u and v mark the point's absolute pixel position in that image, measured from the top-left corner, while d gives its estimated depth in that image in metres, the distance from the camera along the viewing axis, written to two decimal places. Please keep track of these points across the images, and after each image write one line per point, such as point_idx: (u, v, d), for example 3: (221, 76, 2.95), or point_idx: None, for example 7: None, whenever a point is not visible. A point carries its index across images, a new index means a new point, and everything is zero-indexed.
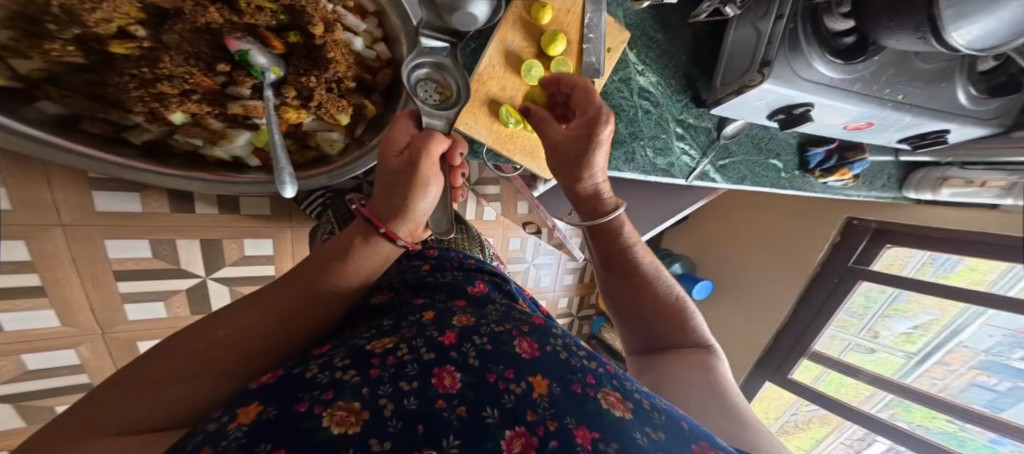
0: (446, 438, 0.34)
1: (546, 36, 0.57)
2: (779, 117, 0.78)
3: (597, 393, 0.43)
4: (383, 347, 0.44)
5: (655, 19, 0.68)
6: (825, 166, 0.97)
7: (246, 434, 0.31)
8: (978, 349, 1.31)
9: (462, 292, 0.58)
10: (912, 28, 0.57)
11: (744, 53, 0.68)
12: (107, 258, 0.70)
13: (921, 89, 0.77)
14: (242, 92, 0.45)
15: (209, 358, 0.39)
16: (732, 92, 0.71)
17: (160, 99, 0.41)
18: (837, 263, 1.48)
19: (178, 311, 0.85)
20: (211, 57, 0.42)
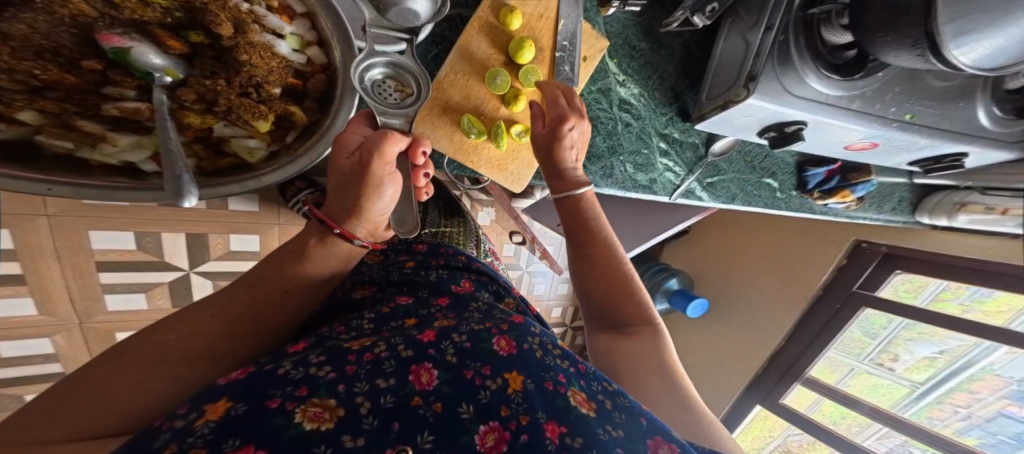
0: (420, 434, 0.36)
1: (513, 43, 0.56)
2: (771, 135, 0.75)
3: (568, 389, 0.45)
4: (361, 344, 0.43)
5: (640, 27, 0.67)
6: (825, 187, 0.93)
7: (214, 431, 0.30)
8: (1011, 379, 1.20)
9: (445, 290, 0.57)
10: (910, 44, 0.52)
11: (732, 65, 0.66)
12: (89, 249, 0.73)
13: (932, 108, 0.73)
14: (125, 94, 0.42)
15: (160, 361, 0.37)
16: (717, 107, 0.68)
17: (3, 96, 0.37)
18: (844, 286, 1.41)
19: (159, 303, 0.86)
20: (78, 53, 0.38)
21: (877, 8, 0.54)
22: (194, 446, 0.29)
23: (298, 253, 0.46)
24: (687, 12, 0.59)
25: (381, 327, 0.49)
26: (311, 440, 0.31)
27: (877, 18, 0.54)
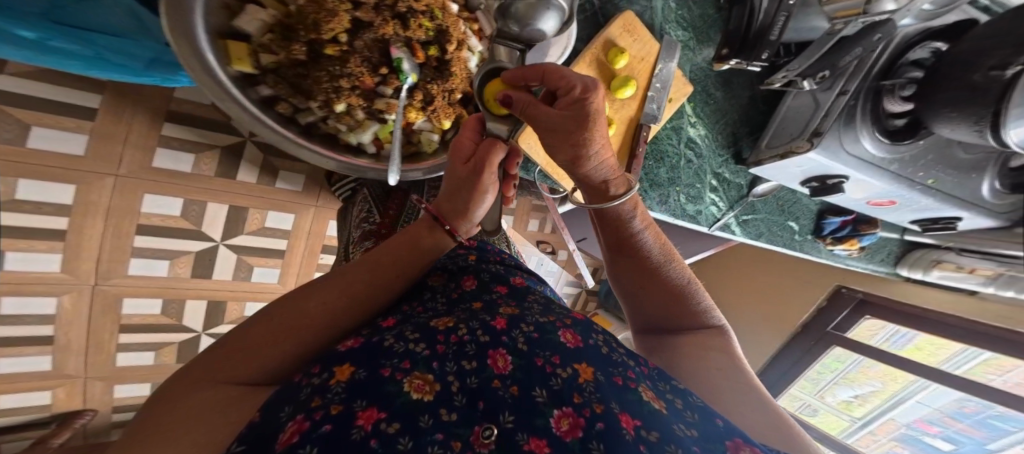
0: (503, 414, 0.39)
1: (619, 79, 0.59)
2: (812, 185, 0.85)
3: (638, 385, 0.47)
4: (447, 325, 0.48)
5: (719, 77, 0.71)
6: (838, 234, 1.01)
7: (346, 390, 0.38)
8: (902, 423, 1.48)
9: (505, 279, 0.58)
10: (973, 119, 0.62)
11: (799, 119, 0.70)
12: (139, 211, 0.71)
13: (952, 176, 0.81)
14: (386, 91, 0.49)
15: (299, 327, 0.45)
16: (775, 156, 0.74)
17: (336, 91, 0.46)
18: (819, 326, 1.53)
19: (179, 272, 0.84)
20: (378, 62, 0.48)
21: (947, 88, 0.64)
22: (334, 402, 0.36)
23: (413, 243, 0.56)
24: (795, 75, 0.64)
25: (455, 307, 0.52)
26: (417, 408, 0.37)
27: (948, 95, 0.64)
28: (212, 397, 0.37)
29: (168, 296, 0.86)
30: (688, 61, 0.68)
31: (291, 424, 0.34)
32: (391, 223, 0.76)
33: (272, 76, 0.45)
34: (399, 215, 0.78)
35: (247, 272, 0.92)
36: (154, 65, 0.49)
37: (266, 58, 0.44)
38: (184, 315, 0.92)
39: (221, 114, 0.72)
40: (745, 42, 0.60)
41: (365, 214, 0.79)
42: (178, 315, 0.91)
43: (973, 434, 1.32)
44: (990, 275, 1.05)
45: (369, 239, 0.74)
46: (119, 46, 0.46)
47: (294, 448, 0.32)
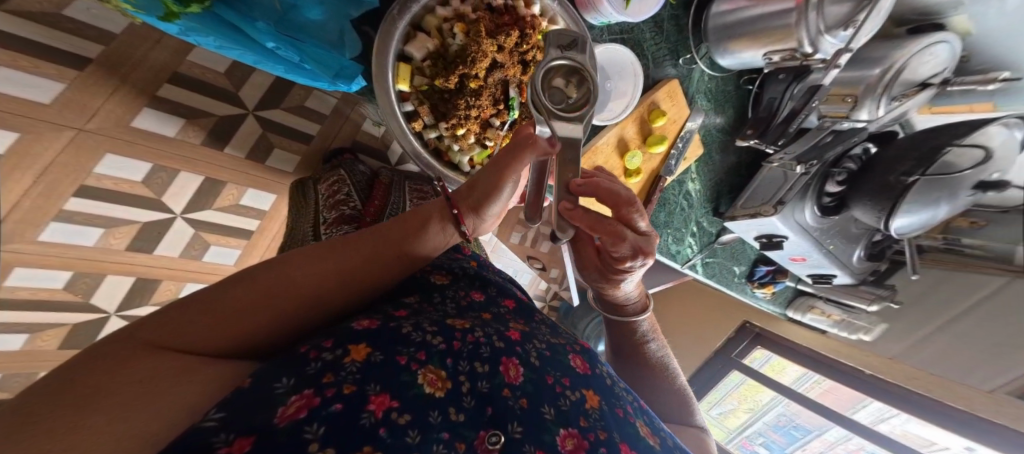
0: (510, 423, 0.35)
1: (654, 136, 0.68)
2: (761, 240, 1.03)
3: (636, 420, 0.44)
4: (463, 325, 0.41)
5: (720, 142, 0.80)
6: (762, 279, 1.21)
7: (361, 371, 0.32)
8: (738, 432, 1.84)
9: (511, 293, 0.53)
10: (879, 209, 0.85)
11: (772, 186, 0.85)
12: (92, 171, 0.63)
13: (843, 245, 1.04)
14: (496, 123, 0.57)
15: (279, 295, 0.33)
16: (748, 214, 0.88)
17: (466, 116, 0.54)
18: (725, 353, 1.74)
19: (110, 243, 0.71)
20: (498, 98, 0.56)
21: (876, 181, 0.85)
22: (347, 381, 0.31)
23: (423, 225, 0.40)
24: (790, 158, 0.77)
25: (466, 311, 0.45)
26: (427, 402, 0.33)
27: (871, 188, 0.86)
28: (161, 373, 0.26)
29: (81, 269, 0.71)
30: (704, 126, 0.76)
31: (296, 396, 0.28)
32: (377, 212, 0.61)
33: (418, 96, 0.55)
34: (386, 205, 0.64)
35: (201, 250, 0.83)
36: (338, 77, 0.54)
37: (418, 80, 0.54)
38: (93, 292, 0.75)
39: (232, 86, 0.75)
40: (768, 128, 0.67)
41: (341, 197, 0.62)
42: (85, 292, 0.74)
43: (780, 441, 1.70)
44: (836, 319, 1.29)
45: (347, 225, 0.56)
46: (320, 58, 0.52)
47: (299, 427, 0.27)
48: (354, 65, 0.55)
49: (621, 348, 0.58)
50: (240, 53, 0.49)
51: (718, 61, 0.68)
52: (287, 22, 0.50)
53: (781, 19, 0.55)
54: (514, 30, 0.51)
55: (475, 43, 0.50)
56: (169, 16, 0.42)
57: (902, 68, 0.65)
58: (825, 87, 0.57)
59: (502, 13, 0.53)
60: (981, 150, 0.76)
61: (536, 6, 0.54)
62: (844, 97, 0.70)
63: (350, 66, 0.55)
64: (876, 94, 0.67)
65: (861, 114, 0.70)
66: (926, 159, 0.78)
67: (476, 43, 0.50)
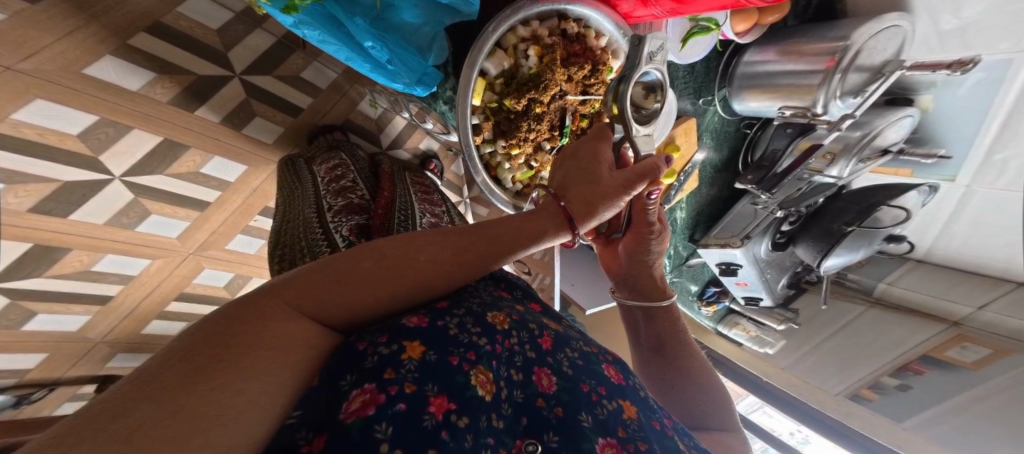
0: (546, 432, 0.33)
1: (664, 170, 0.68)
2: (721, 267, 1.10)
3: (674, 434, 0.39)
4: (503, 324, 0.39)
5: (709, 178, 0.86)
6: (709, 297, 1.26)
7: (419, 370, 0.30)
8: None
9: (536, 296, 0.51)
10: (817, 250, 0.96)
11: (741, 221, 0.92)
12: (13, 116, 0.56)
13: (782, 278, 1.11)
14: (546, 146, 0.59)
15: (392, 278, 0.35)
16: (717, 243, 0.93)
17: (525, 138, 0.55)
18: None
19: (8, 202, 0.58)
20: (554, 123, 0.58)
21: (818, 228, 0.96)
22: (408, 379, 0.30)
23: (540, 235, 0.41)
24: (774, 204, 0.80)
25: (499, 301, 0.43)
26: (481, 406, 0.31)
27: (816, 232, 0.96)
28: (285, 333, 0.29)
29: None
30: (705, 162, 0.82)
31: (359, 392, 0.28)
32: (387, 205, 0.57)
33: (486, 110, 0.55)
34: (395, 198, 0.60)
35: (137, 219, 0.72)
36: (419, 82, 0.53)
37: (489, 97, 0.54)
38: None
39: (221, 45, 0.75)
40: (766, 179, 0.76)
41: (347, 183, 0.59)
42: None
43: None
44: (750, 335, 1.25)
45: (356, 215, 0.53)
46: (408, 62, 0.50)
47: (370, 424, 0.26)
48: (435, 73, 0.54)
49: (655, 340, 0.57)
50: (335, 46, 0.50)
51: (736, 105, 0.74)
52: (381, 21, 0.49)
53: (803, 79, 0.60)
54: (587, 63, 0.54)
55: (549, 71, 0.52)
56: (288, 9, 0.44)
57: (878, 133, 0.66)
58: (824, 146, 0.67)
59: (574, 41, 0.54)
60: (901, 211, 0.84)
61: (603, 39, 0.56)
62: (824, 154, 0.69)
63: (432, 73, 0.54)
64: (852, 153, 0.67)
65: (833, 170, 0.70)
66: (864, 213, 0.88)
67: (550, 72, 0.52)
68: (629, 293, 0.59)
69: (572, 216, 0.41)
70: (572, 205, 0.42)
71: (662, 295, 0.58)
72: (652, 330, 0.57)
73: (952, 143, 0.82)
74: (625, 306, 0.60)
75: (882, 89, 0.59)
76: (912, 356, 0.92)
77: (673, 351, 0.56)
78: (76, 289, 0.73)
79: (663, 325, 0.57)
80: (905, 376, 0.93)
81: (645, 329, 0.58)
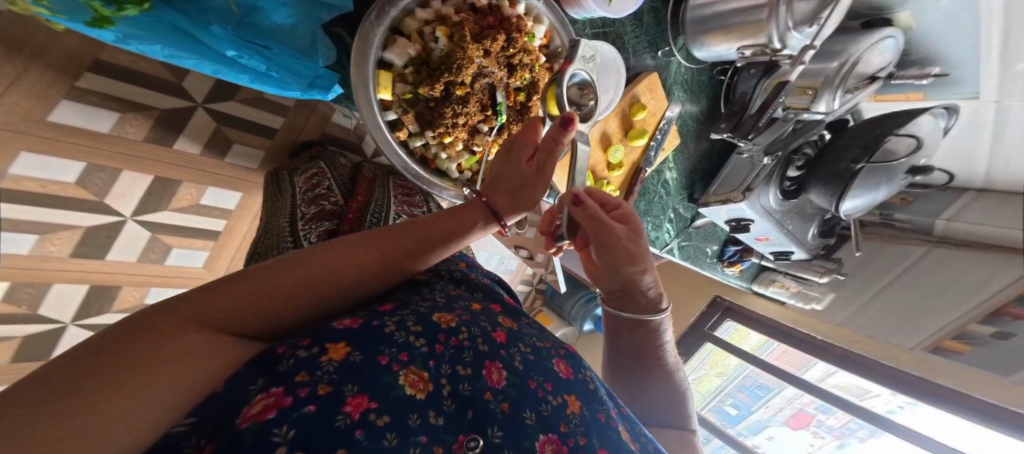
0: (490, 427, 0.34)
1: (636, 130, 0.70)
2: (732, 224, 1.04)
3: (618, 424, 0.43)
4: (449, 323, 0.41)
5: (694, 133, 0.84)
6: (730, 257, 1.23)
7: (337, 372, 0.31)
8: (749, 422, 1.57)
9: (498, 297, 0.52)
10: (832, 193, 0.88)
11: (739, 175, 0.89)
12: (6, 171, 0.59)
13: (800, 224, 1.07)
14: (484, 128, 0.59)
15: (315, 285, 0.36)
16: (720, 200, 0.91)
17: (454, 124, 0.55)
18: (698, 327, 1.63)
19: (49, 250, 0.69)
20: (485, 103, 0.57)
21: (827, 166, 0.89)
22: (323, 382, 0.30)
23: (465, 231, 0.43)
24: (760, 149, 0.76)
25: (454, 302, 0.45)
26: (408, 406, 0.32)
27: (824, 174, 0.90)
28: (193, 350, 0.28)
29: (20, 279, 0.69)
30: (681, 116, 0.79)
31: (263, 396, 0.28)
32: (360, 209, 0.62)
33: (402, 104, 0.55)
34: (370, 201, 0.65)
35: (162, 254, 0.81)
36: (311, 87, 0.54)
37: (401, 88, 0.54)
38: (37, 303, 0.74)
39: (171, 76, 0.68)
40: (740, 125, 0.71)
41: (322, 191, 0.64)
42: (27, 303, 0.73)
43: (745, 400, 1.57)
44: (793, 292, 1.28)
45: (327, 220, 0.58)
46: (293, 67, 0.51)
47: (267, 426, 0.26)
48: (329, 74, 0.56)
49: (635, 349, 0.55)
50: (196, 62, 0.45)
51: (695, 53, 0.72)
52: (249, 26, 0.47)
53: (750, 16, 0.60)
54: (500, 33, 0.53)
55: (461, 49, 0.51)
56: (101, 23, 0.38)
57: (857, 60, 0.66)
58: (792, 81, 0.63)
59: (487, 14, 0.55)
60: (915, 138, 0.80)
61: (520, 6, 0.56)
62: (805, 89, 0.69)
63: (324, 75, 0.55)
64: (835, 85, 0.66)
65: (820, 106, 0.69)
66: (871, 146, 0.82)
67: (461, 49, 0.51)
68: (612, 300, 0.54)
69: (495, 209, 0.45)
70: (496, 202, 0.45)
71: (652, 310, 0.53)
72: (635, 347, 0.55)
73: (958, 64, 0.79)
74: (613, 317, 0.55)
75: (835, 15, 0.57)
76: (1004, 300, 0.89)
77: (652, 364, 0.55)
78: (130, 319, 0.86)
79: (650, 343, 0.54)
80: (1002, 322, 0.90)
81: (624, 344, 0.56)
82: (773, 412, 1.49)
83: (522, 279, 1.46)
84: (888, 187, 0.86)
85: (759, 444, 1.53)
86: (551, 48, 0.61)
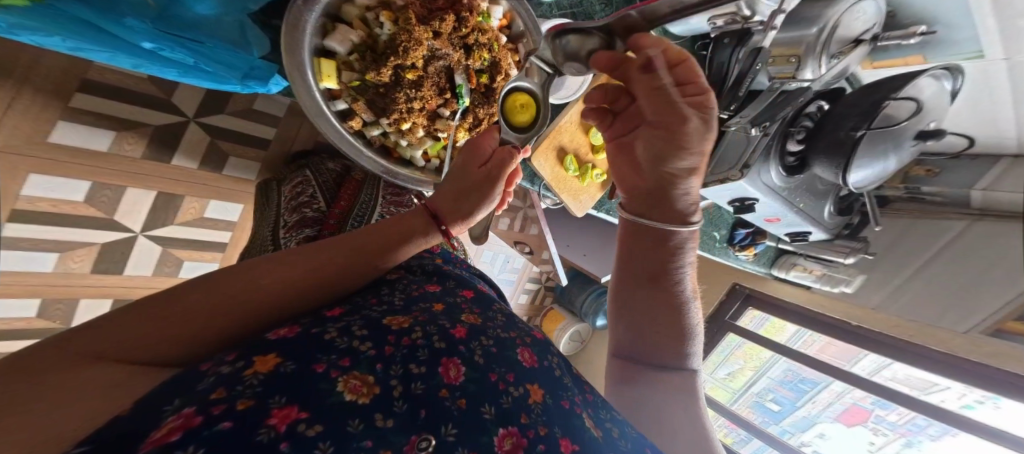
0: (444, 425, 0.34)
1: None
2: (735, 204, 1.00)
3: (583, 411, 0.43)
4: (401, 325, 0.41)
5: None
6: (742, 243, 1.18)
7: (262, 384, 0.30)
8: (796, 418, 1.56)
9: (470, 284, 0.55)
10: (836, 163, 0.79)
11: (735, 152, 0.88)
12: (21, 194, 0.71)
13: (811, 202, 1.00)
14: (445, 113, 0.62)
15: (238, 304, 0.39)
16: (717, 180, 0.91)
17: (410, 109, 0.58)
18: (719, 317, 1.69)
19: (72, 267, 0.82)
20: (442, 86, 0.60)
21: (827, 140, 0.80)
22: (243, 396, 0.29)
23: (405, 239, 0.50)
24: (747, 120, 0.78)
25: (413, 305, 0.45)
26: (347, 411, 0.32)
27: (825, 145, 0.81)
28: (94, 378, 0.29)
29: (50, 295, 0.83)
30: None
31: (172, 418, 0.27)
32: (341, 214, 0.69)
33: (350, 92, 0.57)
34: (353, 205, 0.71)
35: (175, 267, 0.93)
36: (247, 78, 0.59)
37: (350, 76, 0.56)
38: (70, 319, 0.86)
39: (158, 91, 0.78)
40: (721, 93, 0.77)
41: (305, 199, 0.72)
42: (61, 319, 0.86)
43: (788, 395, 1.55)
44: (818, 275, 1.24)
45: (308, 227, 0.66)
46: (222, 60, 0.55)
47: (170, 449, 0.25)
48: (264, 65, 0.60)
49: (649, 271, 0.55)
50: (115, 54, 0.49)
51: (670, 29, 0.75)
52: (169, 19, 0.49)
53: None
54: (448, 12, 0.53)
55: (406, 32, 0.52)
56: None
57: (835, 25, 0.63)
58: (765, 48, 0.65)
59: None
60: (915, 99, 0.70)
61: None
62: (788, 57, 0.68)
63: (260, 67, 0.60)
64: (816, 53, 0.65)
65: (805, 74, 0.69)
66: (869, 112, 0.73)
67: (405, 31, 0.52)
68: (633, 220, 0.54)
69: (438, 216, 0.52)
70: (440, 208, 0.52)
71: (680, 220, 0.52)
72: (647, 287, 0.56)
73: (949, 23, 0.74)
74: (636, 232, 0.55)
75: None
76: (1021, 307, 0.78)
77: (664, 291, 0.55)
78: None
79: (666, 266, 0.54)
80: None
81: (635, 286, 0.57)
82: (822, 407, 1.47)
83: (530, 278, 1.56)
84: (897, 154, 0.76)
85: (810, 442, 1.52)
86: (512, 28, 0.59)
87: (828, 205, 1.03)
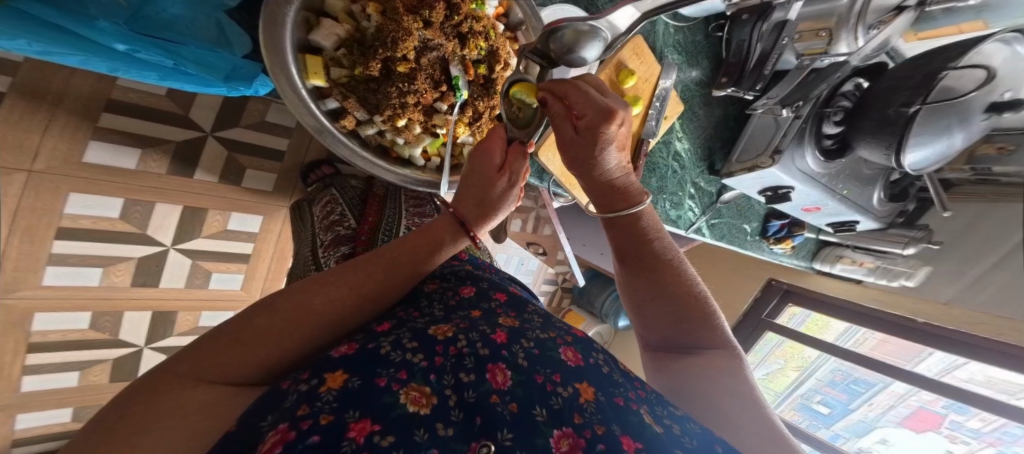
0: (500, 430, 0.33)
1: (627, 99, 0.70)
2: (766, 194, 0.93)
3: (640, 407, 0.39)
4: (445, 334, 0.41)
5: (702, 98, 0.85)
6: (777, 235, 1.11)
7: (338, 399, 0.31)
8: (851, 421, 1.45)
9: (503, 287, 0.53)
10: (885, 145, 0.69)
11: (765, 136, 0.82)
12: (61, 212, 0.77)
13: (859, 188, 0.91)
14: (442, 107, 0.61)
15: (302, 322, 0.40)
16: (745, 168, 0.85)
17: (403, 105, 0.58)
18: (755, 315, 1.59)
19: (114, 280, 0.88)
20: (438, 79, 0.59)
21: (874, 118, 0.69)
22: (324, 411, 0.30)
23: (436, 248, 0.49)
24: (775, 102, 0.74)
25: (453, 313, 0.45)
26: (413, 422, 0.32)
27: (871, 124, 0.70)
28: (193, 401, 0.32)
29: (97, 309, 0.89)
30: (681, 81, 0.81)
31: (274, 432, 0.29)
32: (370, 230, 0.70)
33: (340, 89, 0.57)
34: (379, 221, 0.73)
35: (204, 279, 0.99)
36: (230, 79, 0.55)
37: (338, 72, 0.56)
38: (117, 329, 0.93)
39: (179, 108, 0.83)
40: (742, 74, 0.73)
41: (336, 217, 0.74)
42: (109, 329, 0.92)
43: (840, 397, 1.45)
44: (870, 267, 1.14)
45: (343, 244, 0.67)
46: (203, 61, 0.51)
47: None
48: (246, 65, 0.56)
49: (620, 254, 0.55)
50: (84, 59, 0.46)
51: (682, 12, 0.75)
52: (143, 20, 0.47)
53: None
54: (439, 1, 0.53)
55: (393, 22, 0.52)
56: None
57: None
58: (791, 21, 0.60)
59: None
60: (983, 68, 0.58)
61: None
62: (818, 32, 0.61)
63: (243, 66, 0.56)
64: (850, 25, 0.58)
65: (840, 48, 0.61)
66: (923, 86, 0.62)
67: (392, 22, 0.52)
68: (604, 216, 0.52)
69: (465, 220, 0.49)
70: (465, 212, 0.49)
71: (634, 202, 0.51)
72: (653, 281, 0.54)
73: None
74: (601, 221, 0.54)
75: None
76: None
77: (656, 271, 0.53)
78: (187, 337, 1.03)
79: (642, 245, 0.53)
80: None
81: (638, 283, 0.55)
82: (881, 411, 1.36)
83: (546, 279, 1.56)
84: (965, 131, 0.63)
85: (869, 448, 1.42)
86: (510, 17, 0.59)
87: (877, 192, 0.94)
